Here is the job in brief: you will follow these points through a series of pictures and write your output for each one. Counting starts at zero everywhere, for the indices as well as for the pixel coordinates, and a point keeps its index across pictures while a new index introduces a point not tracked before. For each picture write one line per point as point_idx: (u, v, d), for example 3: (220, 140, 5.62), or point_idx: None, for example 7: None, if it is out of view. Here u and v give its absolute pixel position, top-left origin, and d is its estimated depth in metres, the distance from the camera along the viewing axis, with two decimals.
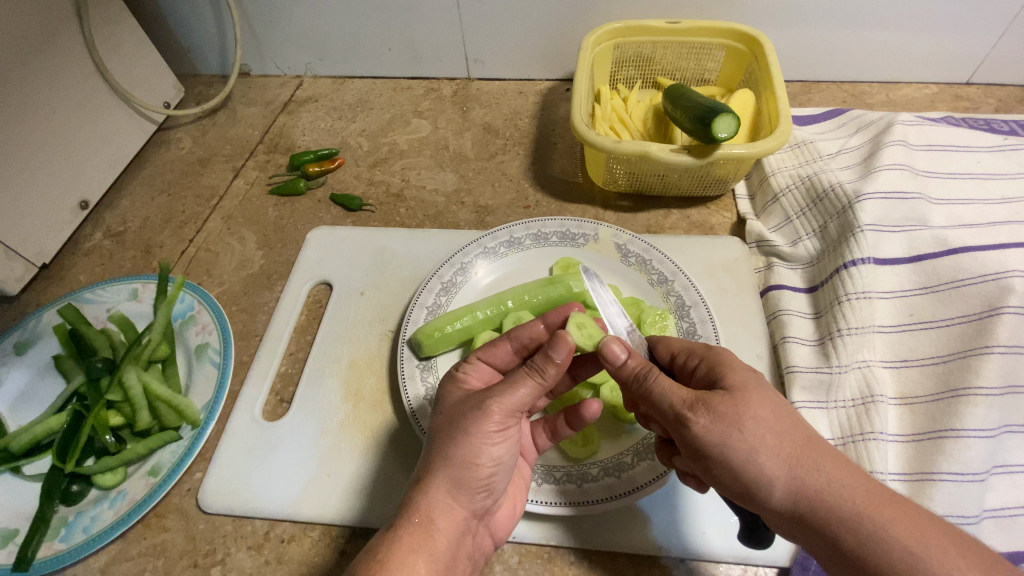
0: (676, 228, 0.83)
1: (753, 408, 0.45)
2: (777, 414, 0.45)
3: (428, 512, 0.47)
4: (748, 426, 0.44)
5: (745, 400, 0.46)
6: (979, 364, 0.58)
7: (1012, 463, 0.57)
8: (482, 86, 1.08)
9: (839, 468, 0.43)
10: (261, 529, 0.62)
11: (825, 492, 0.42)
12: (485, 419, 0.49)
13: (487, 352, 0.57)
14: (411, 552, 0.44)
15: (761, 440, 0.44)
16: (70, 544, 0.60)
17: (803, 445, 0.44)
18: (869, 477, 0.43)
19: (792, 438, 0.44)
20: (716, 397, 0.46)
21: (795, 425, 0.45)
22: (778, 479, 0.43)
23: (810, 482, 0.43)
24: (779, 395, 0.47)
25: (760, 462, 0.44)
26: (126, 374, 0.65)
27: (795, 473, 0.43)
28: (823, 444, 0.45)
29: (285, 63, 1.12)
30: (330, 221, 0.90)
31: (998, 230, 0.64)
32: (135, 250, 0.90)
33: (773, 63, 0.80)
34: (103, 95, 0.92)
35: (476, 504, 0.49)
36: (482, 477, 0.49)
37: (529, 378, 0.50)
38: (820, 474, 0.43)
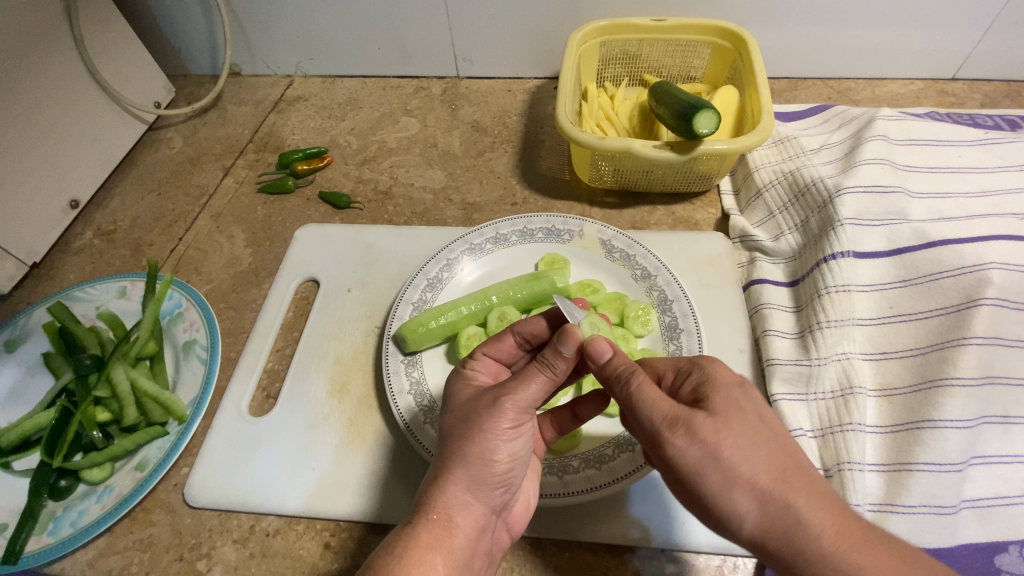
0: (661, 224, 0.83)
1: (732, 436, 0.45)
2: (755, 446, 0.44)
3: (447, 509, 0.47)
4: (724, 455, 0.44)
5: (724, 427, 0.45)
6: (956, 355, 0.58)
7: (990, 454, 0.57)
8: (471, 84, 1.08)
9: (814, 508, 0.42)
10: (247, 523, 0.62)
11: (795, 532, 0.42)
12: (497, 415, 0.50)
13: (491, 346, 0.58)
14: (432, 550, 0.44)
15: (735, 473, 0.44)
16: (58, 538, 0.60)
17: (781, 481, 0.43)
18: (845, 515, 0.42)
19: (767, 473, 0.44)
20: (694, 424, 0.46)
21: (772, 456, 0.44)
22: (749, 515, 0.43)
23: (782, 520, 0.42)
24: (762, 420, 0.46)
25: (734, 494, 0.43)
26: (114, 371, 0.66)
27: (766, 510, 0.43)
28: (801, 478, 0.44)
29: (275, 63, 1.12)
30: (319, 219, 0.90)
31: (977, 223, 0.65)
32: (125, 249, 0.90)
33: (756, 60, 0.80)
34: (94, 96, 0.93)
35: (493, 500, 0.50)
36: (498, 472, 0.49)
37: (540, 374, 0.51)
38: (793, 513, 0.42)
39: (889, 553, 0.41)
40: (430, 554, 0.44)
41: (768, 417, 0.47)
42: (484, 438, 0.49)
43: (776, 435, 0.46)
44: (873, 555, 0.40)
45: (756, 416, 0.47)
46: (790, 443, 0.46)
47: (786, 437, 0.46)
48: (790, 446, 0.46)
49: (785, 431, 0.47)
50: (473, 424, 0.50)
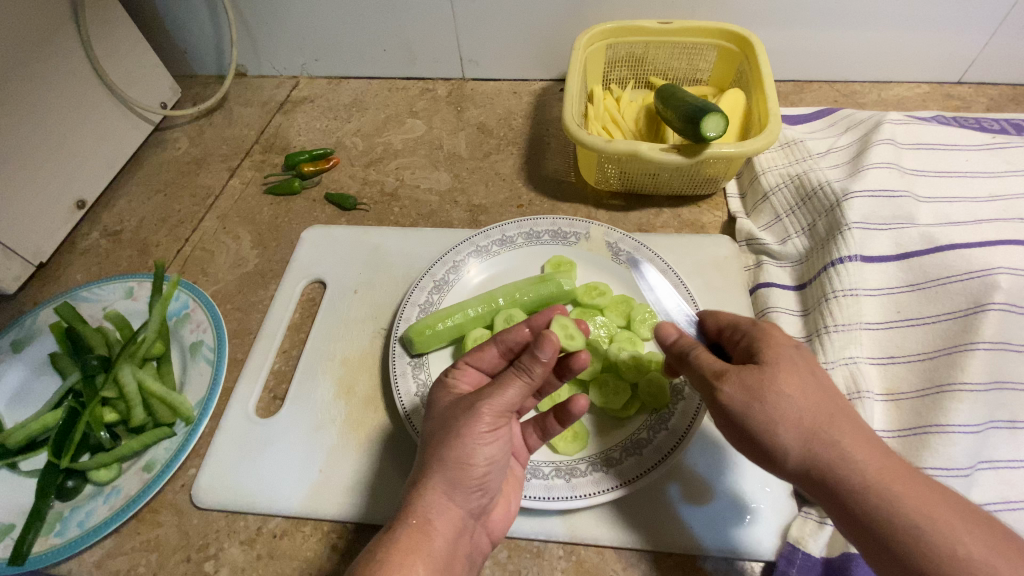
0: (667, 227, 0.83)
1: (780, 384, 0.46)
2: (805, 391, 0.46)
3: (425, 513, 0.47)
4: (775, 402, 0.46)
5: (774, 377, 0.47)
6: (963, 359, 0.58)
7: (999, 459, 0.57)
8: (476, 86, 1.09)
9: (855, 446, 0.45)
10: (254, 524, 0.62)
11: (834, 466, 0.45)
12: (474, 420, 0.50)
13: (472, 354, 0.57)
14: (411, 554, 0.44)
15: (787, 415, 0.46)
16: (65, 539, 0.60)
17: (824, 424, 0.46)
18: (884, 454, 0.46)
19: (815, 416, 0.46)
20: (747, 376, 0.47)
21: (820, 402, 0.46)
22: (796, 451, 0.46)
23: (824, 456, 0.45)
24: (810, 366, 0.48)
25: (779, 434, 0.46)
26: (121, 371, 0.66)
27: (810, 448, 0.46)
28: (847, 421, 0.46)
29: (281, 64, 1.13)
30: (325, 220, 0.90)
31: (985, 228, 0.65)
32: (132, 250, 0.90)
33: (764, 63, 0.80)
34: (100, 96, 0.93)
35: (471, 504, 0.50)
36: (475, 476, 0.49)
37: (516, 378, 0.50)
38: (834, 451, 0.45)
39: (922, 487, 0.44)
40: (409, 558, 0.44)
41: (818, 369, 0.48)
42: (461, 440, 0.49)
43: (825, 384, 0.48)
44: (909, 485, 0.44)
45: (807, 368, 0.48)
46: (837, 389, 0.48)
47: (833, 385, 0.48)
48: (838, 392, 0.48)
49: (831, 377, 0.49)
50: (448, 427, 0.50)
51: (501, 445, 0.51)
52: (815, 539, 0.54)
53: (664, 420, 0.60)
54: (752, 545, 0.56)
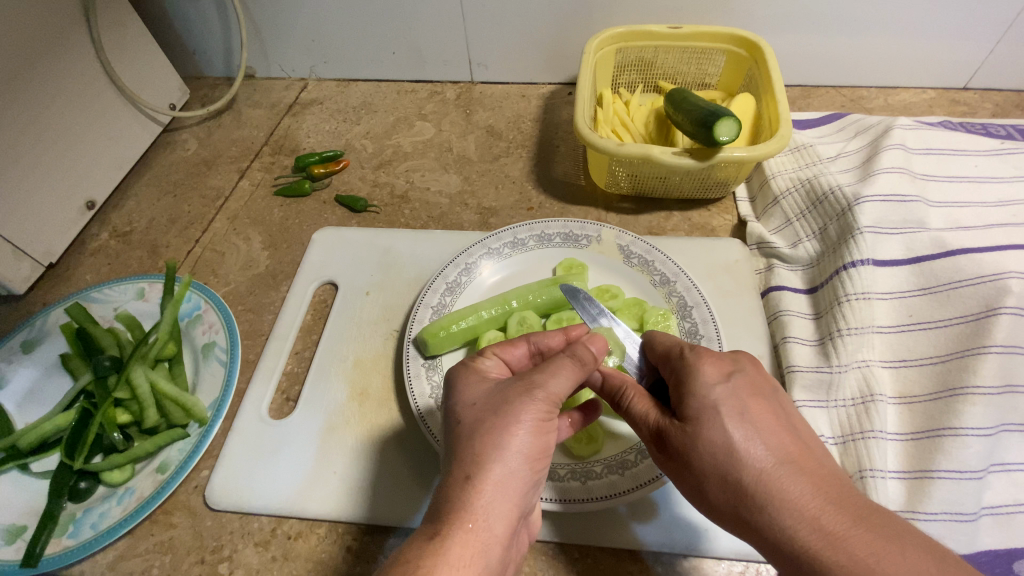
0: (677, 230, 0.84)
1: (700, 446, 0.47)
2: (729, 450, 0.46)
3: (481, 517, 0.44)
4: (695, 466, 0.47)
5: (694, 438, 0.47)
6: (977, 363, 0.59)
7: (1010, 462, 0.57)
8: (485, 89, 1.09)
9: (788, 506, 0.44)
10: (268, 525, 0.62)
11: (765, 527, 0.45)
12: (531, 406, 0.49)
13: (502, 348, 0.57)
14: (467, 563, 0.42)
15: (710, 478, 0.47)
16: (79, 541, 0.60)
17: (751, 485, 0.45)
18: (823, 512, 0.43)
19: (741, 476, 0.45)
20: (671, 435, 0.49)
21: (748, 459, 0.45)
22: (728, 515, 0.47)
23: (756, 519, 0.45)
24: (736, 419, 0.47)
25: (710, 499, 0.48)
26: (133, 373, 0.66)
27: (742, 512, 0.46)
28: (783, 475, 0.45)
29: (290, 66, 1.13)
30: (335, 222, 0.91)
31: (995, 233, 0.66)
32: (142, 251, 0.90)
33: (775, 68, 0.81)
34: (110, 97, 0.93)
35: (523, 508, 0.48)
36: (529, 477, 0.48)
37: (570, 365, 0.52)
38: (764, 513, 0.44)
39: (863, 547, 0.41)
40: (465, 568, 0.42)
41: (752, 416, 0.47)
42: (515, 439, 0.48)
43: (760, 432, 0.46)
44: (846, 548, 0.41)
45: (736, 418, 0.47)
46: (778, 438, 0.47)
47: (774, 433, 0.47)
48: (778, 439, 0.46)
49: (772, 424, 0.47)
50: (497, 425, 0.48)
51: (550, 438, 0.50)
52: None
53: None
54: None
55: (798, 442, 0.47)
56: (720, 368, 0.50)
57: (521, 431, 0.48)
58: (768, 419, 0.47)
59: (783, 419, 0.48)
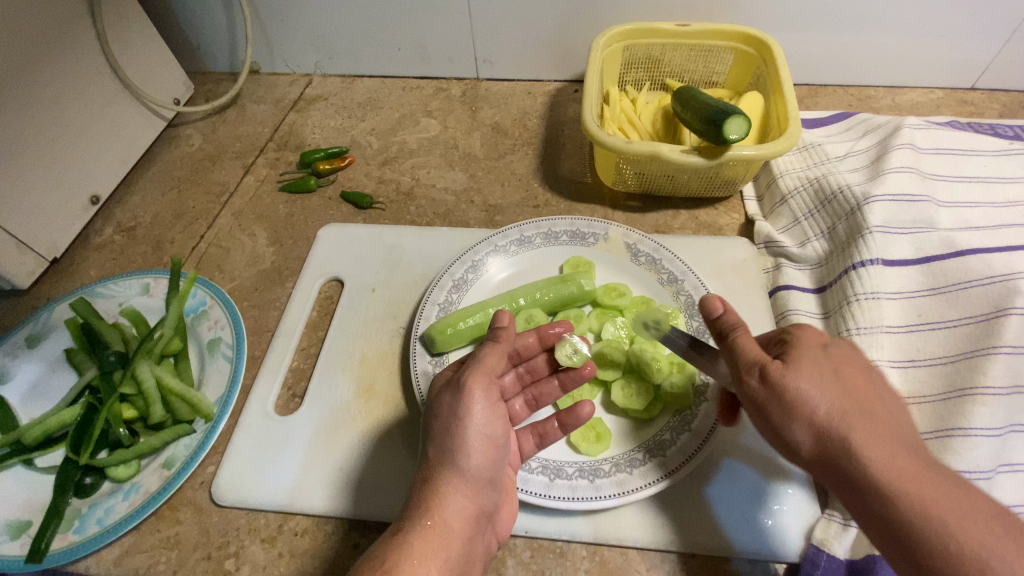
0: (684, 229, 0.83)
1: (802, 376, 0.46)
2: (824, 387, 0.46)
3: (439, 515, 0.49)
4: (791, 394, 0.46)
5: (796, 370, 0.47)
6: (986, 363, 0.58)
7: (1019, 462, 0.56)
8: (490, 86, 1.08)
9: (872, 450, 0.43)
10: (274, 522, 0.62)
11: (842, 463, 0.44)
12: (466, 399, 0.53)
13: (478, 361, 0.55)
14: (430, 557, 0.46)
15: (799, 411, 0.46)
16: (84, 536, 0.60)
17: (839, 418, 0.45)
18: (899, 453, 0.43)
19: (831, 409, 0.45)
20: (769, 367, 0.47)
21: (839, 395, 0.45)
22: (806, 443, 0.46)
23: (837, 450, 0.44)
24: (832, 366, 0.47)
25: (793, 426, 0.46)
26: (140, 368, 0.66)
27: (823, 442, 0.45)
28: (867, 415, 0.45)
29: (294, 61, 1.12)
30: (341, 218, 0.90)
31: (1004, 233, 0.66)
32: (146, 246, 0.90)
33: (783, 66, 0.80)
34: (114, 91, 0.93)
35: (482, 498, 0.52)
36: (481, 468, 0.52)
37: (490, 347, 0.57)
38: (845, 444, 0.44)
39: (934, 495, 0.41)
40: (429, 561, 0.46)
41: (843, 371, 0.47)
42: (460, 437, 0.52)
43: (848, 384, 0.46)
44: (916, 485, 0.42)
45: (830, 368, 0.47)
46: (863, 391, 0.47)
47: (861, 387, 0.47)
48: (865, 395, 0.46)
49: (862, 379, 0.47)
50: (446, 427, 0.53)
51: (493, 423, 0.54)
52: (840, 542, 0.54)
53: (687, 422, 0.61)
54: (776, 546, 0.56)
55: (884, 403, 0.47)
56: (819, 336, 0.51)
57: (469, 428, 0.53)
58: (858, 374, 0.48)
59: (873, 383, 0.48)
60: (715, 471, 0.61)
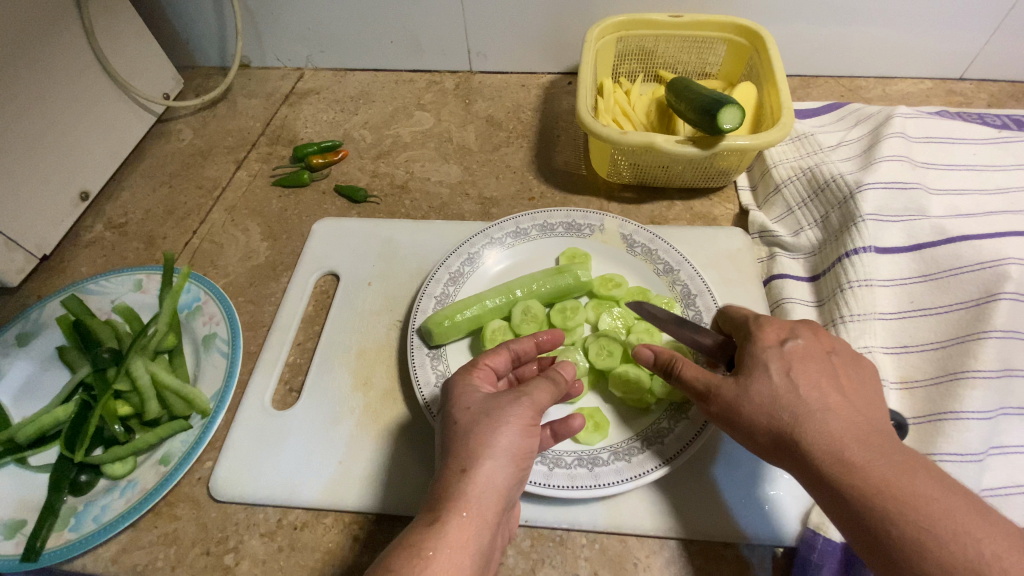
0: (679, 220, 0.84)
1: (750, 386, 0.49)
2: (771, 394, 0.48)
3: (474, 503, 0.45)
4: (738, 406, 0.49)
5: (743, 382, 0.49)
6: (978, 347, 0.59)
7: (1009, 445, 0.58)
8: (484, 79, 1.08)
9: (825, 447, 0.45)
10: (273, 516, 0.62)
11: (803, 461, 0.46)
12: (518, 410, 0.50)
13: (536, 395, 0.52)
14: (462, 547, 0.42)
15: (749, 418, 0.49)
16: (80, 534, 0.60)
17: (788, 420, 0.47)
18: (849, 446, 0.44)
19: (780, 413, 0.47)
20: (718, 388, 0.50)
21: (788, 399, 0.47)
22: (764, 446, 0.49)
23: (792, 451, 0.47)
24: (785, 365, 0.49)
25: (750, 433, 0.49)
26: (133, 365, 0.65)
27: (778, 444, 0.47)
28: (818, 413, 0.46)
29: (286, 55, 1.11)
30: (335, 212, 0.90)
31: (994, 220, 0.66)
32: (138, 242, 0.89)
33: (776, 56, 0.81)
34: (102, 85, 0.91)
35: (511, 495, 0.49)
36: (521, 465, 0.49)
37: (548, 383, 0.54)
38: (795, 444, 0.46)
39: (898, 482, 0.42)
40: (461, 551, 0.42)
41: (796, 371, 0.48)
42: (502, 437, 0.48)
43: (801, 387, 0.47)
44: (865, 477, 0.43)
45: (780, 372, 0.48)
46: (818, 387, 0.47)
47: (815, 383, 0.48)
48: (818, 391, 0.47)
49: (818, 374, 0.48)
50: (488, 423, 0.49)
51: (533, 440, 0.51)
52: (836, 524, 0.55)
53: (684, 410, 0.61)
54: (772, 530, 0.57)
55: (843, 397, 0.47)
56: (776, 334, 0.51)
57: (508, 429, 0.49)
58: (813, 372, 0.48)
59: (831, 378, 0.48)
60: (711, 458, 0.62)
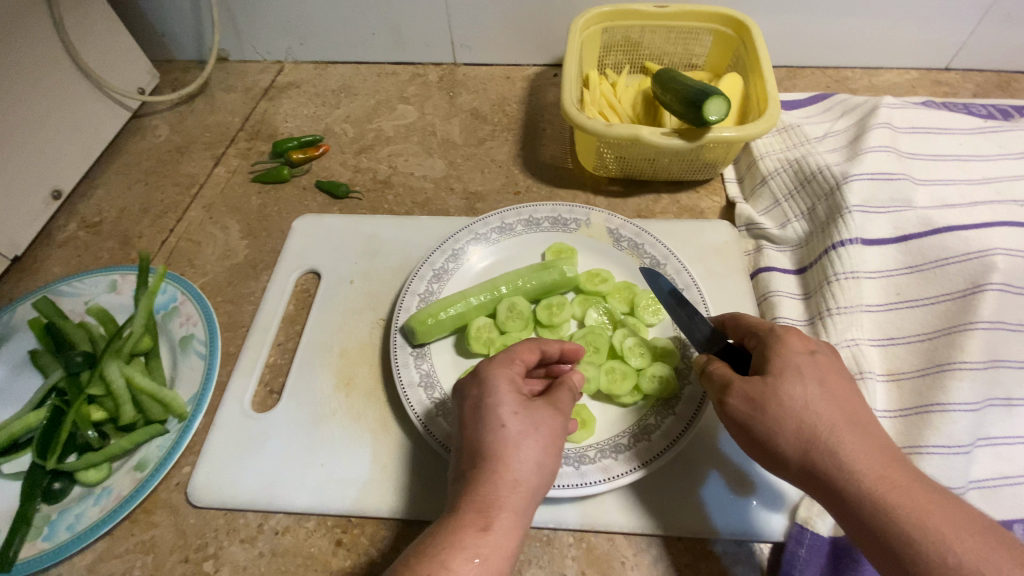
0: (666, 213, 0.83)
1: (786, 390, 0.47)
2: (805, 401, 0.46)
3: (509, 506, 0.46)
4: (772, 410, 0.47)
5: (779, 385, 0.47)
6: (964, 339, 0.59)
7: (996, 436, 0.58)
8: (468, 71, 1.06)
9: (858, 456, 0.44)
10: (254, 521, 0.61)
11: (836, 475, 0.44)
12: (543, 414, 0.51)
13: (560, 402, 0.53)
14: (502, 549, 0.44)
15: (781, 424, 0.47)
16: (55, 543, 0.58)
17: (824, 431, 0.45)
18: (886, 464, 0.44)
19: (816, 423, 0.46)
20: (751, 388, 0.49)
21: (824, 410, 0.46)
22: (792, 456, 0.46)
23: (824, 464, 0.45)
24: (821, 374, 0.48)
25: (778, 441, 0.47)
26: (108, 368, 0.63)
27: (809, 456, 0.46)
28: (853, 428, 0.45)
29: (265, 48, 1.09)
30: (316, 209, 0.88)
31: (980, 210, 0.66)
32: (113, 241, 0.87)
33: (762, 47, 0.80)
34: (74, 80, 0.88)
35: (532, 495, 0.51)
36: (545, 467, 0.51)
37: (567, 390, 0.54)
38: (830, 456, 0.45)
39: (938, 504, 0.42)
40: (501, 552, 0.44)
41: (830, 381, 0.48)
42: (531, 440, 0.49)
43: (835, 396, 0.47)
44: (905, 497, 0.42)
45: (815, 380, 0.47)
46: (850, 401, 0.47)
47: (848, 396, 0.47)
48: (851, 404, 0.47)
49: (847, 387, 0.48)
50: (518, 427, 0.49)
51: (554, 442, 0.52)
52: (823, 519, 0.54)
53: (671, 406, 0.61)
54: (760, 526, 0.57)
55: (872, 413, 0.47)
56: (805, 342, 0.50)
57: (535, 433, 0.50)
58: (844, 384, 0.48)
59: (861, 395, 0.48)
60: (699, 454, 0.61)
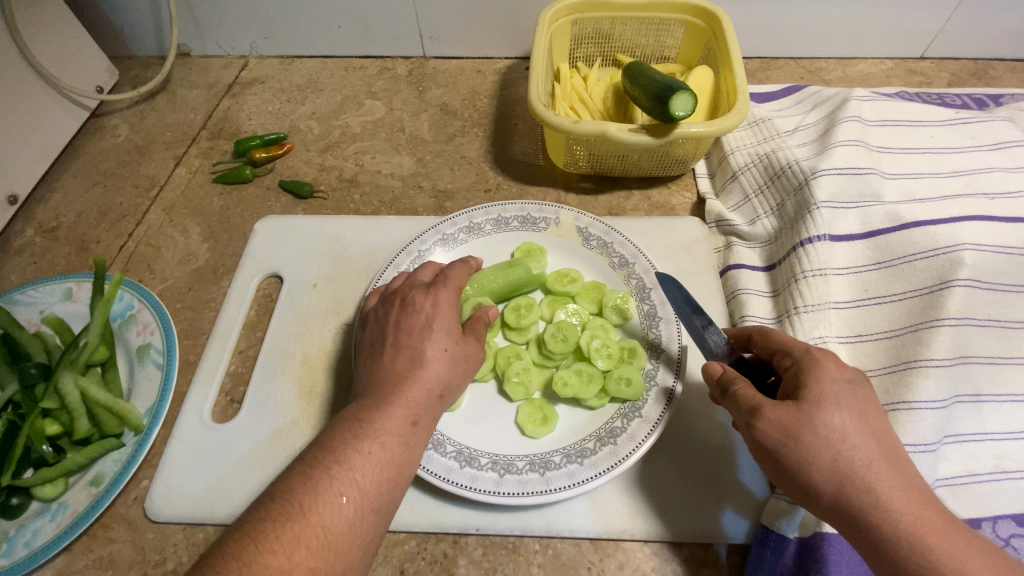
0: (636, 210, 0.82)
1: (822, 420, 0.45)
2: (843, 433, 0.44)
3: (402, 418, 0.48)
4: (805, 440, 0.45)
5: (815, 413, 0.45)
6: (930, 336, 0.59)
7: (962, 433, 0.58)
8: (438, 65, 1.04)
9: (894, 496, 0.42)
10: (215, 535, 0.59)
11: (871, 513, 0.42)
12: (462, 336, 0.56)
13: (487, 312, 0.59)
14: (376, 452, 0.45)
15: (815, 455, 0.44)
16: (13, 560, 0.57)
17: (861, 466, 0.43)
18: (924, 504, 0.42)
19: (853, 458, 0.44)
20: (784, 414, 0.46)
21: (861, 444, 0.44)
22: (824, 490, 0.44)
23: (859, 500, 0.43)
24: (857, 405, 0.46)
25: (811, 473, 0.44)
26: (62, 380, 0.61)
27: (842, 491, 0.43)
28: (889, 464, 0.44)
29: (228, 43, 1.05)
30: (280, 210, 0.86)
31: (949, 204, 0.65)
32: (70, 247, 0.84)
33: (732, 39, 0.78)
34: (26, 81, 0.85)
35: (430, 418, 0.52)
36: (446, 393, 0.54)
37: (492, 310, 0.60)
38: (866, 493, 0.42)
39: (973, 548, 0.40)
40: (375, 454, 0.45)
41: (867, 413, 0.46)
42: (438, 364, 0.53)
43: (869, 428, 0.45)
44: (945, 541, 0.40)
45: (851, 411, 0.45)
46: (884, 434, 0.45)
47: (881, 429, 0.46)
48: (887, 439, 0.45)
49: (880, 419, 0.46)
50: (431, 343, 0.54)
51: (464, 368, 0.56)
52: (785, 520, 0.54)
53: (637, 408, 0.60)
54: (727, 528, 0.57)
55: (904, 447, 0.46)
56: (843, 369, 0.48)
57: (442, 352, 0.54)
58: (877, 416, 0.46)
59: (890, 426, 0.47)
60: (666, 456, 0.61)
